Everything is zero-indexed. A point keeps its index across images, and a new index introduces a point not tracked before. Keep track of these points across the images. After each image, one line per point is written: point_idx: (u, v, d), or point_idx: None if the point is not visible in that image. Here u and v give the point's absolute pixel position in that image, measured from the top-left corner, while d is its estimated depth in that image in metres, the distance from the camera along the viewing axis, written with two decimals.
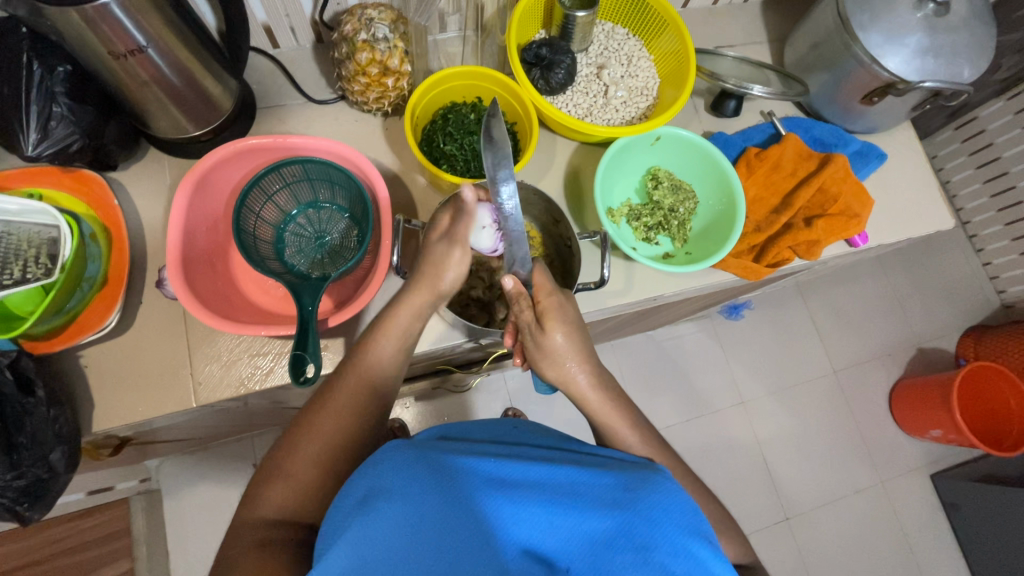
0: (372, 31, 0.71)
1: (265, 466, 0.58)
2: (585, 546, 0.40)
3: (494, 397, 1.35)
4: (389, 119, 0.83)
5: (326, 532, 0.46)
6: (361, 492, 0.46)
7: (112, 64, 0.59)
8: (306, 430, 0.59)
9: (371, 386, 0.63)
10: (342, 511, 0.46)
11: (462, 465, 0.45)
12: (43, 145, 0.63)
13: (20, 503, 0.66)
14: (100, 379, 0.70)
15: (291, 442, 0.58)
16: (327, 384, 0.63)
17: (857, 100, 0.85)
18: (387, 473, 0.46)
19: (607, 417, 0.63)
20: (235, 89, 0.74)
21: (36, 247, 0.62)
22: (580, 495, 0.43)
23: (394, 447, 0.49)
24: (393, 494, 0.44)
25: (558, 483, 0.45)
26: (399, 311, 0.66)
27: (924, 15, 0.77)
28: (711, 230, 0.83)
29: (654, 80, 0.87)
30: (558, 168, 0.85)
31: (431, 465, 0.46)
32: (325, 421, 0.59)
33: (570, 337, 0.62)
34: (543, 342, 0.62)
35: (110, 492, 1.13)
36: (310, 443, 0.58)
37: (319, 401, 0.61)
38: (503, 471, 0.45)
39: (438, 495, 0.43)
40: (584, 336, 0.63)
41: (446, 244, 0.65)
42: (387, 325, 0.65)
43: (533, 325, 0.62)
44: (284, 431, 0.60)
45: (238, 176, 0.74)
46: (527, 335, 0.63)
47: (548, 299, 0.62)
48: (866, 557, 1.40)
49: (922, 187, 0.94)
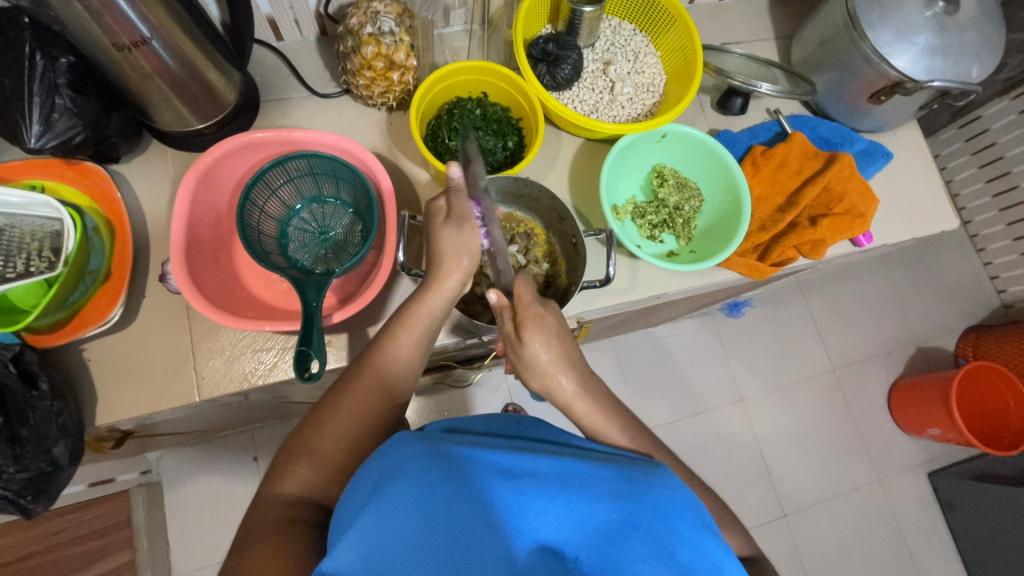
0: (378, 24, 0.70)
1: (290, 443, 0.59)
2: (591, 539, 0.40)
3: (495, 392, 1.35)
4: (394, 113, 0.83)
5: (336, 521, 0.46)
6: (370, 482, 0.46)
7: (115, 56, 0.58)
8: (330, 409, 0.60)
9: (385, 378, 0.62)
10: (353, 501, 0.47)
11: (470, 457, 0.46)
12: (45, 137, 0.62)
13: (23, 496, 0.66)
14: (103, 373, 0.69)
15: (316, 420, 0.59)
16: (352, 369, 0.63)
17: (865, 98, 0.85)
18: (396, 462, 0.46)
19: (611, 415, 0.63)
20: (239, 82, 0.74)
21: (39, 241, 0.62)
22: (586, 486, 0.43)
23: (402, 438, 0.49)
24: (403, 484, 0.44)
25: (564, 475, 0.45)
26: (431, 296, 0.64)
27: (934, 13, 0.76)
28: (716, 229, 0.82)
29: (660, 77, 0.87)
30: (563, 165, 0.84)
31: (439, 458, 0.46)
32: (350, 402, 0.60)
33: (551, 348, 0.61)
34: (522, 354, 0.62)
35: (111, 483, 1.13)
36: (334, 423, 0.59)
37: (345, 384, 0.61)
38: (510, 462, 0.45)
39: (448, 489, 0.43)
40: (568, 342, 0.63)
41: (454, 226, 0.64)
42: (413, 310, 0.64)
43: (512, 337, 0.63)
44: (314, 407, 0.62)
45: (242, 169, 0.73)
46: (508, 348, 0.63)
47: (525, 310, 0.62)
48: (863, 553, 1.41)
49: (927, 187, 0.94)
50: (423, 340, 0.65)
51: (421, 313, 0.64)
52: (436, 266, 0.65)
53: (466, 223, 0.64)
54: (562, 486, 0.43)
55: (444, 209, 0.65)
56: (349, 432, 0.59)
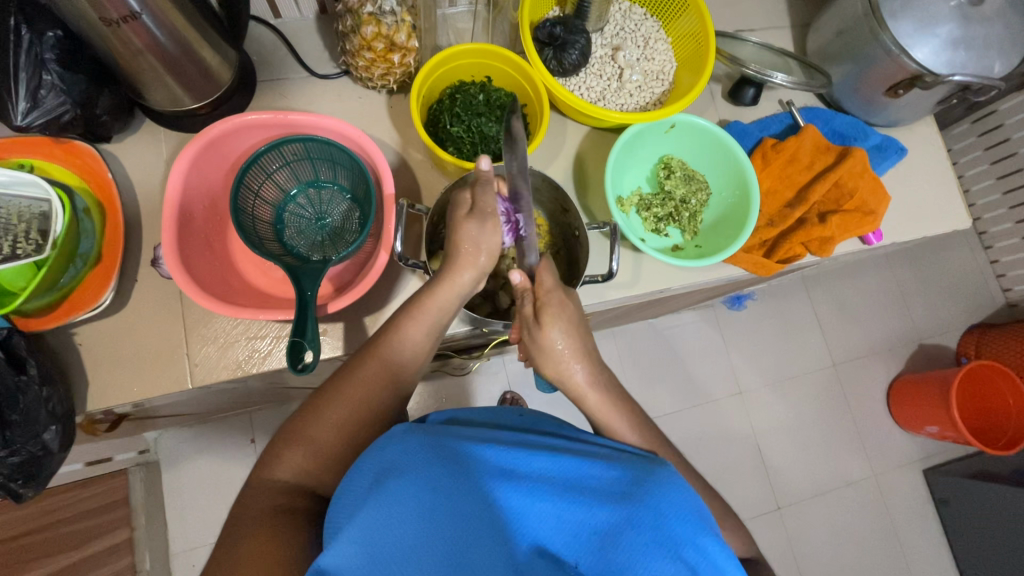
0: (379, 3, 0.67)
1: (290, 427, 0.58)
2: (592, 540, 0.39)
3: (494, 380, 1.34)
4: (395, 97, 0.80)
5: (336, 513, 0.45)
6: (372, 474, 0.45)
7: (103, 31, 0.56)
8: (332, 392, 0.59)
9: (390, 364, 0.61)
10: (352, 493, 0.46)
11: (473, 452, 0.44)
12: (32, 115, 0.61)
13: (14, 480, 0.65)
14: (93, 358, 0.68)
15: (318, 405, 0.58)
16: (356, 357, 0.62)
17: (881, 91, 0.82)
18: (398, 454, 0.45)
19: (611, 413, 0.61)
20: (234, 60, 0.71)
21: (26, 222, 0.61)
22: (588, 484, 0.42)
23: (403, 429, 0.48)
24: (404, 478, 0.43)
25: (568, 474, 0.43)
26: (439, 288, 0.63)
27: (958, 4, 0.73)
28: (723, 224, 0.80)
29: (671, 64, 0.84)
30: (568, 153, 0.82)
31: (442, 451, 0.45)
32: (354, 387, 0.59)
33: (569, 336, 0.60)
34: (539, 338, 0.60)
35: (109, 462, 1.13)
36: (337, 409, 0.58)
37: (354, 377, 0.60)
38: (512, 457, 0.44)
39: (450, 485, 0.42)
40: (585, 347, 0.61)
41: (476, 221, 0.61)
42: (422, 301, 0.63)
43: (529, 319, 0.61)
44: (321, 386, 0.60)
45: (239, 151, 0.71)
46: (524, 327, 0.62)
47: (546, 296, 0.60)
48: (855, 548, 1.41)
49: (940, 185, 0.92)
50: (424, 338, 0.64)
51: (431, 305, 0.63)
52: (450, 258, 0.63)
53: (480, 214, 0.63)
54: (565, 486, 0.41)
55: (469, 202, 0.63)
56: (339, 425, 0.57)
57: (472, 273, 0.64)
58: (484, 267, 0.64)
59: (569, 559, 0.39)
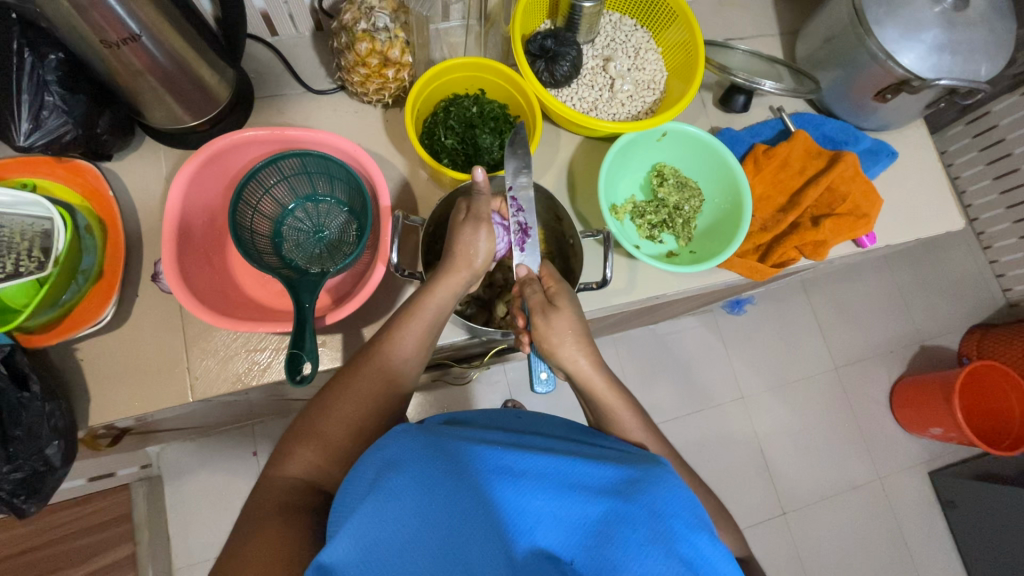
0: (372, 20, 0.69)
1: (299, 424, 0.58)
2: (588, 539, 0.39)
3: (494, 388, 1.35)
4: (390, 111, 0.82)
5: (336, 513, 0.46)
6: (371, 474, 0.46)
7: (103, 52, 0.57)
8: (341, 387, 0.59)
9: (386, 374, 0.61)
10: (352, 493, 0.46)
11: (472, 452, 0.44)
12: (34, 135, 0.62)
13: (17, 496, 0.66)
14: (94, 373, 0.69)
15: (325, 403, 0.59)
16: (353, 360, 0.62)
17: (870, 96, 0.83)
18: (399, 453, 0.46)
19: (610, 404, 0.63)
20: (231, 79, 0.73)
21: (29, 240, 0.61)
22: (583, 485, 0.42)
23: (403, 431, 0.48)
24: (404, 479, 0.44)
25: (564, 474, 0.43)
26: (439, 286, 0.65)
27: (942, 10, 0.74)
28: (717, 230, 0.81)
29: (661, 74, 0.85)
30: (562, 163, 0.83)
31: (442, 452, 0.45)
32: (363, 383, 0.60)
33: (573, 323, 0.62)
34: (553, 318, 0.61)
35: (112, 478, 1.13)
36: (343, 407, 0.58)
37: (347, 383, 0.60)
38: (509, 458, 0.44)
39: (449, 485, 0.42)
40: (586, 326, 0.63)
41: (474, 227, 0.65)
42: (422, 301, 0.64)
43: (543, 303, 0.63)
44: (327, 386, 0.61)
45: (238, 165, 0.72)
46: (536, 311, 0.62)
47: (555, 285, 0.65)
48: (861, 552, 1.40)
49: (932, 187, 0.92)
50: (421, 341, 0.64)
51: (430, 304, 0.64)
52: (445, 259, 0.66)
53: (483, 223, 0.66)
54: (562, 487, 0.41)
55: (465, 209, 0.67)
56: (339, 435, 0.57)
57: (467, 275, 0.67)
58: (476, 267, 0.67)
59: (565, 558, 0.39)
